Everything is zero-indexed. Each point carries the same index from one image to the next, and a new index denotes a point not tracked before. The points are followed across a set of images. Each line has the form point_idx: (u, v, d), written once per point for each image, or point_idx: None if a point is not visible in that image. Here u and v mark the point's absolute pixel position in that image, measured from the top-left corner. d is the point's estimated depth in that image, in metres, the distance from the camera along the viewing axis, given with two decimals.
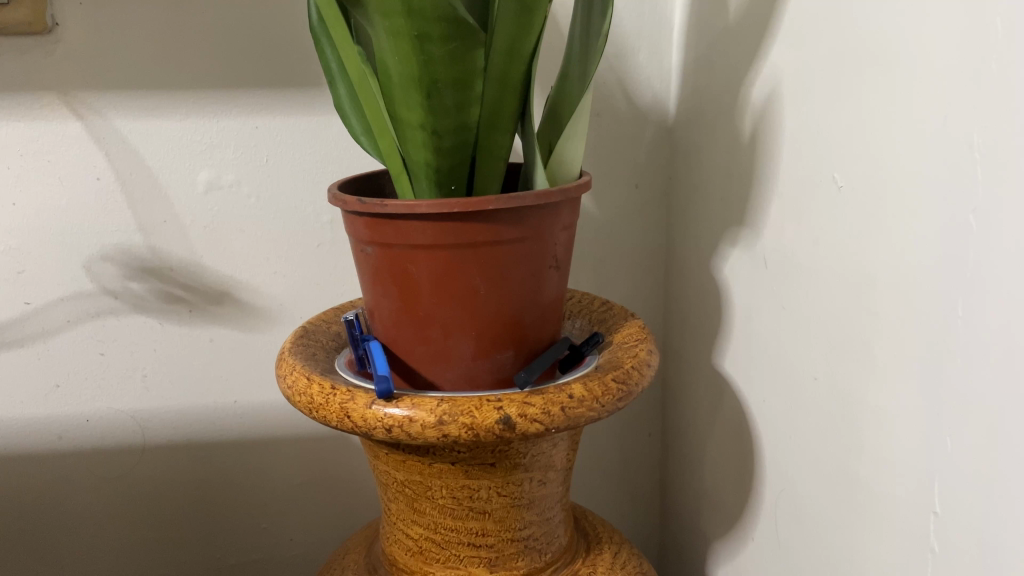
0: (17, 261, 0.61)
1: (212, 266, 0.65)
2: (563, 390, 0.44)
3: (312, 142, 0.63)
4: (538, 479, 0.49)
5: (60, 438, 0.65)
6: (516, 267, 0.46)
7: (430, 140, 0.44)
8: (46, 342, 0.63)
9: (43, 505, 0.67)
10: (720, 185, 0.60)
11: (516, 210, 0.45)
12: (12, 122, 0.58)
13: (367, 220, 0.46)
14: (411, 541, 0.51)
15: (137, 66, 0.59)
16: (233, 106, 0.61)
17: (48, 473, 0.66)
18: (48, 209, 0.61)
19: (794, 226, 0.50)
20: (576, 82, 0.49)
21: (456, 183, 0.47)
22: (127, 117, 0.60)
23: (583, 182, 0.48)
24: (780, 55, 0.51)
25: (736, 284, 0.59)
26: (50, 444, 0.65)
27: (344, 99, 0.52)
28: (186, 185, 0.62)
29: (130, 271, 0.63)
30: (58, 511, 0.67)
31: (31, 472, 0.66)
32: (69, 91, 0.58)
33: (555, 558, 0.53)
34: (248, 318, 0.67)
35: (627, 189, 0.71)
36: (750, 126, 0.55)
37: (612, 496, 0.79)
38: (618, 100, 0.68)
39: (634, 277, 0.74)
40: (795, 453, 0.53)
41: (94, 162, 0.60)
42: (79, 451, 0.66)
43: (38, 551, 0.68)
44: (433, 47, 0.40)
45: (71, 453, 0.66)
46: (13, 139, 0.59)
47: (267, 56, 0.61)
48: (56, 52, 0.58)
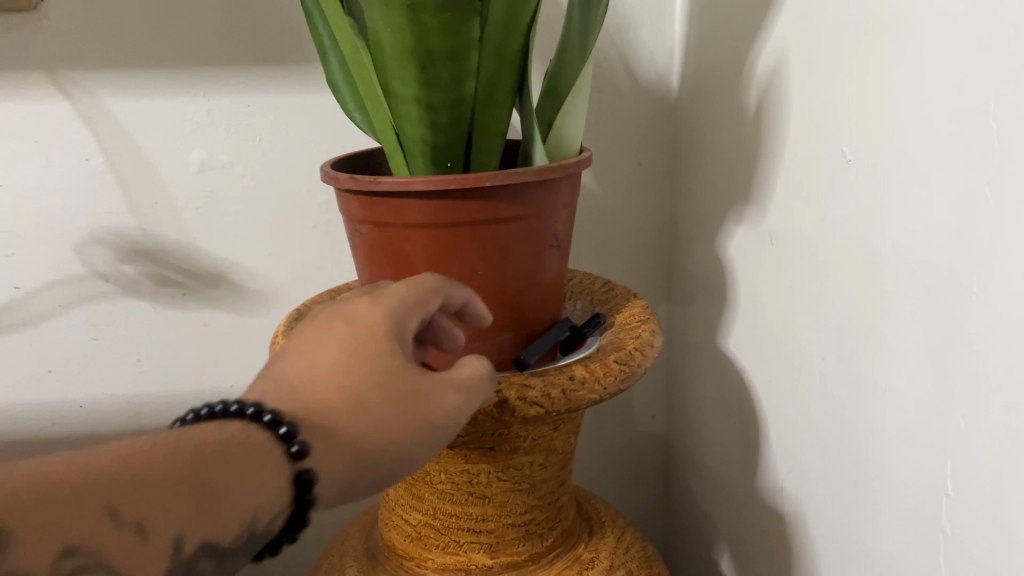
0: (7, 245, 0.60)
1: (206, 249, 0.63)
2: (563, 372, 0.42)
3: (306, 119, 0.62)
4: (539, 463, 0.48)
5: (55, 424, 0.65)
6: (515, 246, 0.45)
7: (425, 115, 0.43)
8: (36, 326, 0.62)
9: None
10: (725, 161, 0.59)
11: (514, 186, 0.43)
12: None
13: (361, 198, 0.45)
14: (410, 526, 0.50)
15: (125, 43, 0.57)
16: (225, 83, 0.59)
17: None
18: (37, 191, 0.59)
19: (801, 202, 0.49)
20: (575, 53, 0.48)
21: (452, 159, 0.46)
22: (117, 96, 0.58)
23: (584, 159, 0.47)
24: (786, 26, 0.49)
25: (742, 262, 0.57)
26: (45, 431, 0.64)
27: (337, 75, 0.50)
28: (178, 165, 0.61)
29: (123, 254, 0.62)
30: None
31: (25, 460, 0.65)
32: (56, 70, 0.56)
33: (557, 543, 0.52)
34: (243, 301, 0.65)
35: (628, 167, 0.69)
36: (755, 100, 0.53)
37: (616, 478, 0.78)
38: (620, 75, 0.66)
39: (636, 256, 0.72)
40: (803, 436, 0.51)
41: (83, 142, 0.58)
42: (74, 438, 0.65)
43: None
44: (426, 18, 0.38)
45: (66, 440, 0.65)
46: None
47: (260, 31, 0.59)
48: (42, 29, 0.56)
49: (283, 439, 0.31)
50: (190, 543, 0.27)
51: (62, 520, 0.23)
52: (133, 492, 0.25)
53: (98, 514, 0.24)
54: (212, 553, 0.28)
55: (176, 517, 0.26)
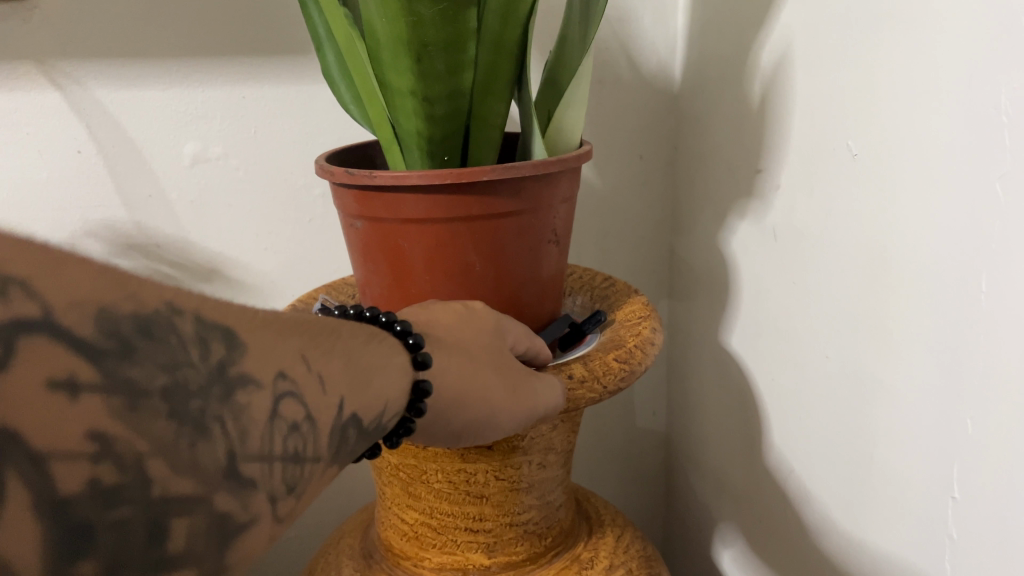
0: None
1: (201, 242, 0.61)
2: (562, 371, 0.42)
3: (301, 112, 0.60)
4: (538, 462, 0.47)
5: None
6: (513, 241, 0.45)
7: (421, 108, 0.42)
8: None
9: None
10: (728, 155, 0.58)
11: (512, 181, 0.42)
12: None
13: (356, 193, 0.44)
14: (407, 526, 0.49)
15: (118, 33, 0.55)
16: (219, 74, 0.58)
17: None
18: (27, 184, 0.57)
19: (805, 197, 0.48)
20: (575, 45, 0.47)
21: (449, 153, 0.45)
22: (110, 87, 0.56)
23: (584, 152, 0.46)
24: (791, 17, 0.48)
25: (744, 257, 0.56)
26: None
27: (332, 66, 0.50)
28: (172, 157, 0.59)
29: (116, 248, 0.60)
30: None
31: None
32: (47, 60, 0.55)
33: (555, 542, 0.51)
34: (239, 296, 0.64)
35: (630, 159, 0.68)
36: (759, 92, 0.52)
37: (616, 474, 0.77)
38: (622, 66, 0.65)
39: (637, 250, 0.72)
40: (806, 434, 0.51)
41: (74, 133, 0.57)
42: None
43: None
44: (423, 7, 0.37)
45: None
46: None
47: (255, 21, 0.58)
48: (33, 19, 0.54)
49: (412, 348, 0.35)
50: (349, 406, 0.29)
51: (268, 349, 0.27)
52: (315, 350, 0.29)
53: (295, 357, 0.27)
54: (355, 423, 0.30)
55: (340, 383, 0.29)
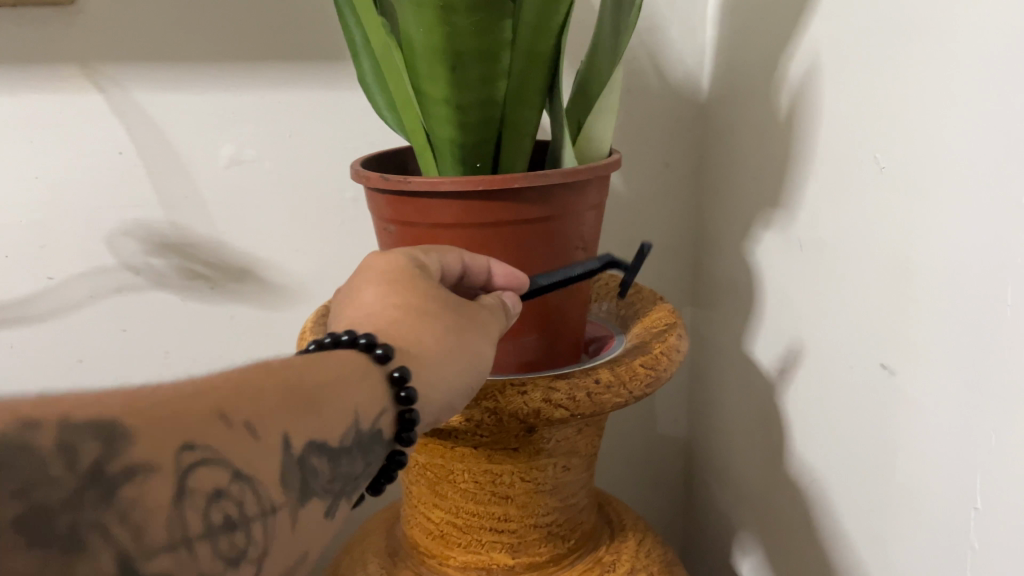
0: (34, 237, 0.59)
1: (234, 242, 0.62)
2: (589, 375, 0.43)
3: (334, 117, 0.61)
4: (562, 465, 0.48)
5: None
6: (540, 244, 0.45)
7: (455, 115, 0.43)
8: (65, 317, 0.61)
9: None
10: (755, 165, 0.58)
11: (542, 187, 0.43)
12: (31, 93, 0.56)
13: (390, 197, 0.45)
14: (432, 525, 0.50)
15: (158, 38, 0.57)
16: (256, 79, 0.59)
17: None
18: (67, 183, 0.58)
19: (831, 209, 0.48)
20: (605, 56, 0.47)
21: (481, 160, 0.46)
22: (149, 90, 0.58)
23: (613, 161, 0.47)
24: (819, 31, 0.48)
25: (770, 266, 0.57)
26: None
27: (368, 74, 0.51)
28: (208, 159, 0.60)
29: (151, 246, 0.61)
30: None
31: None
32: (90, 64, 0.56)
33: (577, 544, 0.52)
34: (269, 295, 0.64)
35: (655, 167, 0.69)
36: (786, 104, 0.53)
37: (637, 479, 0.78)
38: (648, 74, 0.66)
39: (662, 257, 0.72)
40: (830, 444, 0.51)
41: (115, 135, 0.58)
42: None
43: None
44: (459, 18, 0.38)
45: None
46: (32, 111, 0.56)
47: (290, 28, 0.58)
48: (77, 23, 0.55)
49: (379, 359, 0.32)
50: (307, 439, 0.28)
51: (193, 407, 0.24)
52: (258, 392, 0.27)
53: (221, 417, 0.25)
54: (319, 450, 0.28)
55: (285, 413, 0.27)
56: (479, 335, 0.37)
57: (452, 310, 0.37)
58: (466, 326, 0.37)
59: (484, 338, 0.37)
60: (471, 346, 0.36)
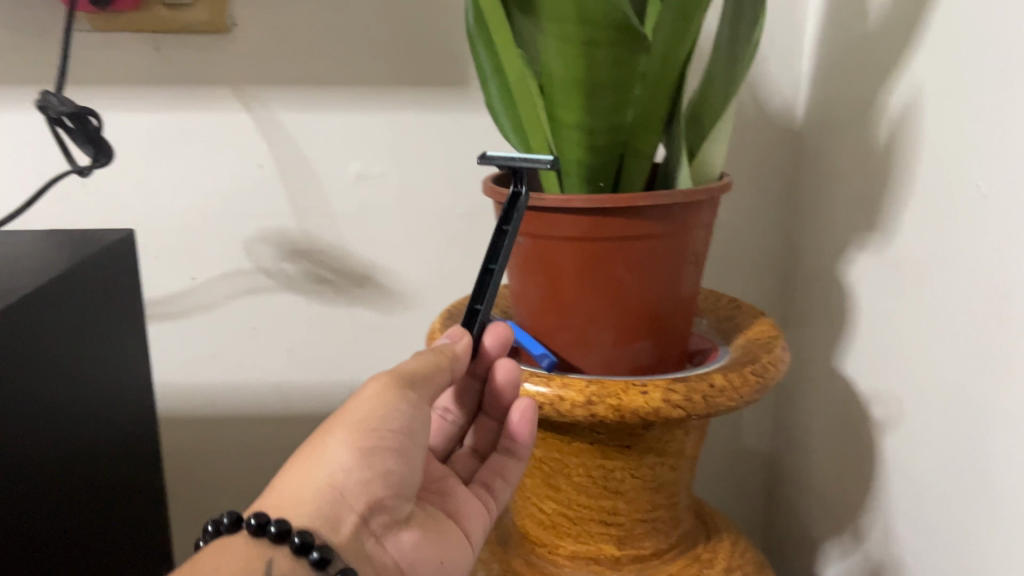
0: (181, 241, 0.67)
1: (357, 251, 0.68)
2: (703, 379, 0.46)
3: (454, 136, 0.66)
4: (670, 464, 0.52)
5: (209, 407, 0.72)
6: (659, 259, 0.49)
7: (585, 138, 0.47)
8: (204, 315, 0.69)
9: (194, 467, 0.73)
10: (852, 189, 0.61)
11: (664, 206, 0.47)
12: (188, 111, 0.64)
13: (522, 211, 0.49)
14: (545, 515, 0.54)
15: (301, 65, 0.64)
16: (384, 101, 0.65)
17: (203, 437, 0.73)
18: (212, 194, 0.66)
19: (930, 230, 0.51)
20: (720, 84, 0.51)
21: (604, 179, 0.50)
22: (289, 110, 0.64)
23: (724, 183, 0.50)
24: (922, 65, 0.51)
25: (864, 285, 0.60)
26: (200, 412, 0.72)
27: (494, 97, 0.55)
28: (338, 174, 0.66)
29: (283, 253, 0.68)
30: (206, 473, 0.74)
31: (186, 436, 0.73)
32: (240, 87, 0.64)
33: (678, 541, 0.55)
34: (386, 301, 0.70)
35: (748, 192, 0.73)
36: (886, 133, 0.56)
37: (718, 491, 0.81)
38: (745, 105, 0.71)
39: (753, 276, 0.76)
40: (921, 456, 0.53)
41: (256, 150, 0.65)
42: (228, 421, 0.72)
43: (188, 509, 0.75)
44: (600, 53, 0.43)
45: (221, 421, 0.72)
46: (188, 127, 0.65)
47: (418, 55, 0.64)
48: (230, 48, 0.63)
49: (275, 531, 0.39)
50: None
51: None
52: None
53: None
54: None
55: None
56: (362, 404, 0.42)
57: (324, 429, 0.43)
58: (338, 423, 0.43)
59: (375, 403, 0.42)
60: (333, 442, 0.42)
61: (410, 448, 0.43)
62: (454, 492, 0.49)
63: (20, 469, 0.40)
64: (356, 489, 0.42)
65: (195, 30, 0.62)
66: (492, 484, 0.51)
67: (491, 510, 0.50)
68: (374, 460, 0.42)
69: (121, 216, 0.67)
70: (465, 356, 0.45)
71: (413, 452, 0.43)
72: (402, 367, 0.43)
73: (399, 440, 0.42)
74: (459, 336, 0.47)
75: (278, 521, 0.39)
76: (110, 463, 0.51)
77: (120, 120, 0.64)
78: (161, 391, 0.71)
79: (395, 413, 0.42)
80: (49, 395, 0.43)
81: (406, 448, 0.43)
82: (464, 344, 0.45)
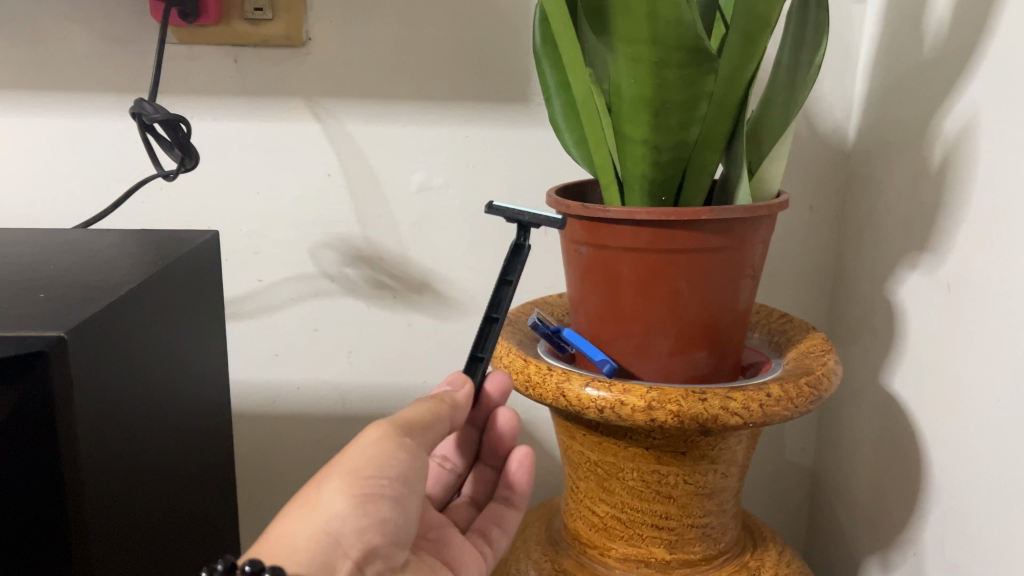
0: (256, 244, 0.74)
1: (417, 259, 0.74)
2: (760, 389, 0.47)
3: (516, 150, 0.71)
4: (722, 471, 0.53)
5: (275, 401, 0.78)
6: (718, 272, 0.50)
7: (650, 154, 0.49)
8: (271, 315, 0.76)
9: (259, 456, 0.80)
10: (903, 210, 0.62)
11: (725, 220, 0.48)
12: (267, 120, 0.71)
13: (586, 222, 0.51)
14: (597, 518, 0.56)
15: (373, 81, 0.70)
16: (450, 118, 0.70)
17: (271, 428, 0.79)
18: (286, 200, 0.73)
19: (977, 250, 0.52)
20: (780, 105, 0.53)
21: (666, 194, 0.52)
22: (359, 122, 0.71)
23: (782, 200, 0.51)
24: (977, 90, 0.53)
25: (914, 304, 0.60)
26: (267, 405, 0.78)
27: (558, 114, 0.58)
28: (403, 184, 0.72)
29: (349, 258, 0.74)
30: (272, 462, 0.80)
31: (254, 427, 0.79)
32: (314, 98, 0.70)
33: (727, 548, 0.56)
34: (443, 307, 0.75)
35: (799, 211, 0.75)
36: (940, 155, 0.57)
37: (760, 503, 0.83)
38: (799, 125, 0.73)
39: (799, 294, 0.77)
40: (962, 474, 0.54)
41: (327, 159, 0.71)
42: (292, 415, 0.78)
43: (253, 495, 0.81)
44: (669, 73, 0.45)
45: (287, 414, 0.78)
46: (267, 136, 0.71)
47: (483, 73, 0.69)
48: (307, 61, 0.69)
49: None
50: None
51: None
52: None
53: None
54: None
55: None
56: (358, 452, 0.43)
57: (318, 478, 0.43)
58: (332, 470, 0.42)
59: (373, 450, 0.42)
60: (328, 489, 0.42)
61: (403, 496, 0.43)
62: (452, 541, 0.52)
63: (130, 448, 0.44)
64: (350, 536, 0.41)
65: (272, 42, 0.69)
66: (490, 533, 0.54)
67: (489, 557, 0.54)
68: (368, 509, 0.42)
69: (204, 219, 0.73)
70: (464, 404, 0.47)
71: (405, 499, 0.44)
72: (400, 415, 0.45)
73: (396, 489, 0.43)
74: (461, 381, 0.49)
75: (273, 568, 0.38)
76: (196, 449, 0.55)
77: (205, 127, 0.71)
78: (234, 384, 0.78)
79: (393, 460, 0.42)
80: (158, 378, 0.47)
81: (400, 497, 0.43)
82: (465, 392, 0.47)
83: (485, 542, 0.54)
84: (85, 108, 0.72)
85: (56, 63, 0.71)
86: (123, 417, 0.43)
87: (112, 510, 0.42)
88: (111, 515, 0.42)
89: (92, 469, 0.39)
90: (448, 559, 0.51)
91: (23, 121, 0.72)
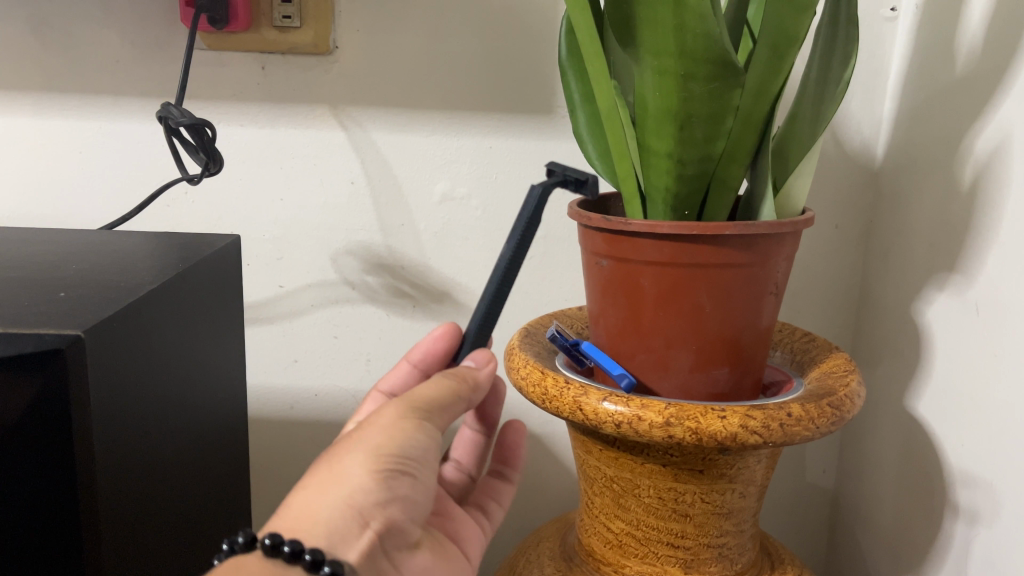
0: (278, 250, 0.74)
1: (437, 268, 0.74)
2: (781, 409, 0.47)
3: (539, 162, 0.71)
4: (740, 491, 0.52)
5: (293, 407, 0.78)
6: (741, 289, 0.49)
7: (674, 168, 0.49)
8: (292, 321, 0.76)
9: (275, 462, 0.80)
10: (931, 231, 0.61)
11: (748, 236, 0.48)
12: (292, 127, 0.71)
13: (607, 235, 0.51)
14: (612, 534, 0.55)
15: (397, 90, 0.70)
16: (474, 128, 0.70)
17: (288, 434, 0.79)
18: (309, 207, 0.73)
19: (1007, 273, 0.51)
20: (807, 121, 0.52)
21: (689, 208, 0.52)
22: (383, 130, 0.71)
23: (807, 217, 0.51)
24: (1009, 110, 0.52)
25: (941, 326, 0.59)
26: (285, 411, 0.78)
27: (582, 127, 0.57)
28: (425, 194, 0.72)
29: (369, 266, 0.74)
30: (288, 468, 0.80)
31: (272, 433, 0.79)
32: (339, 106, 0.71)
33: (744, 569, 0.55)
34: (462, 318, 0.75)
35: (825, 229, 0.74)
36: (970, 175, 0.56)
37: (780, 523, 0.81)
38: (826, 142, 0.72)
39: (824, 313, 0.76)
40: (990, 503, 0.52)
41: (350, 167, 0.72)
42: (309, 421, 0.78)
43: (268, 502, 0.81)
44: (695, 86, 0.45)
45: (304, 421, 0.78)
46: (291, 143, 0.72)
47: (508, 85, 0.69)
48: (332, 69, 0.70)
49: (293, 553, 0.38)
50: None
51: None
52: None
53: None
54: None
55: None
56: (379, 430, 0.42)
57: (336, 453, 0.42)
58: (350, 447, 0.42)
59: (393, 426, 0.42)
60: (348, 463, 0.41)
61: (421, 474, 0.43)
62: (454, 514, 0.53)
63: (144, 451, 0.44)
64: (372, 510, 0.40)
65: (300, 50, 0.69)
66: (489, 507, 0.57)
67: (487, 530, 0.56)
68: (390, 484, 0.41)
69: (228, 224, 0.74)
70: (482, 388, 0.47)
71: (423, 477, 0.43)
72: (419, 392, 0.44)
73: (415, 466, 0.42)
74: (484, 361, 0.48)
75: (292, 541, 0.38)
76: (210, 452, 0.55)
77: (231, 132, 0.72)
78: (252, 390, 0.78)
79: (414, 439, 0.42)
80: (174, 380, 0.48)
81: (420, 473, 0.43)
82: (488, 370, 0.48)
83: (482, 514, 0.56)
84: (113, 112, 0.73)
85: (86, 67, 0.72)
86: (137, 419, 0.43)
87: (123, 512, 0.42)
88: (122, 516, 0.42)
89: (103, 470, 0.39)
90: (455, 536, 0.52)
91: (52, 123, 0.73)
